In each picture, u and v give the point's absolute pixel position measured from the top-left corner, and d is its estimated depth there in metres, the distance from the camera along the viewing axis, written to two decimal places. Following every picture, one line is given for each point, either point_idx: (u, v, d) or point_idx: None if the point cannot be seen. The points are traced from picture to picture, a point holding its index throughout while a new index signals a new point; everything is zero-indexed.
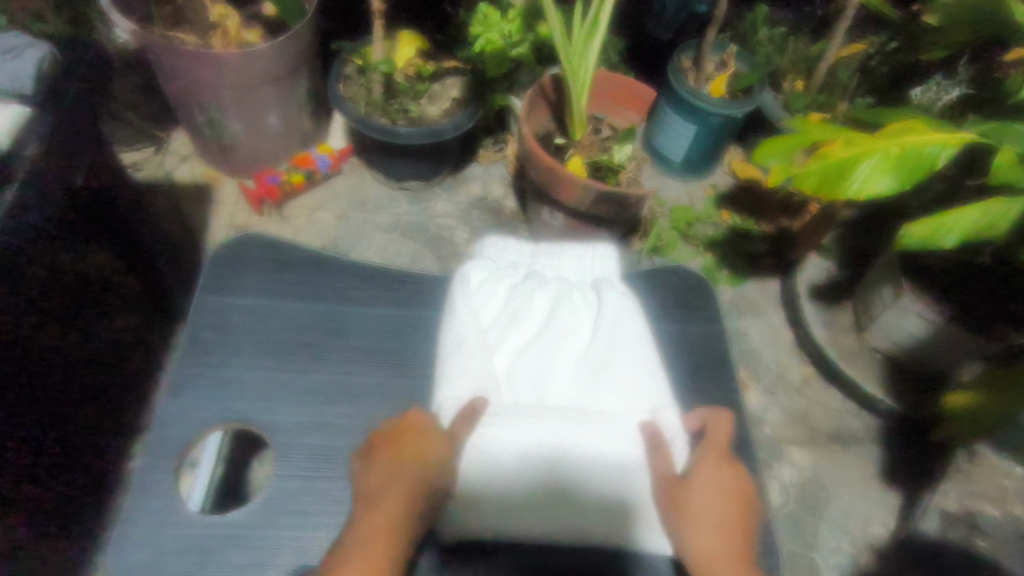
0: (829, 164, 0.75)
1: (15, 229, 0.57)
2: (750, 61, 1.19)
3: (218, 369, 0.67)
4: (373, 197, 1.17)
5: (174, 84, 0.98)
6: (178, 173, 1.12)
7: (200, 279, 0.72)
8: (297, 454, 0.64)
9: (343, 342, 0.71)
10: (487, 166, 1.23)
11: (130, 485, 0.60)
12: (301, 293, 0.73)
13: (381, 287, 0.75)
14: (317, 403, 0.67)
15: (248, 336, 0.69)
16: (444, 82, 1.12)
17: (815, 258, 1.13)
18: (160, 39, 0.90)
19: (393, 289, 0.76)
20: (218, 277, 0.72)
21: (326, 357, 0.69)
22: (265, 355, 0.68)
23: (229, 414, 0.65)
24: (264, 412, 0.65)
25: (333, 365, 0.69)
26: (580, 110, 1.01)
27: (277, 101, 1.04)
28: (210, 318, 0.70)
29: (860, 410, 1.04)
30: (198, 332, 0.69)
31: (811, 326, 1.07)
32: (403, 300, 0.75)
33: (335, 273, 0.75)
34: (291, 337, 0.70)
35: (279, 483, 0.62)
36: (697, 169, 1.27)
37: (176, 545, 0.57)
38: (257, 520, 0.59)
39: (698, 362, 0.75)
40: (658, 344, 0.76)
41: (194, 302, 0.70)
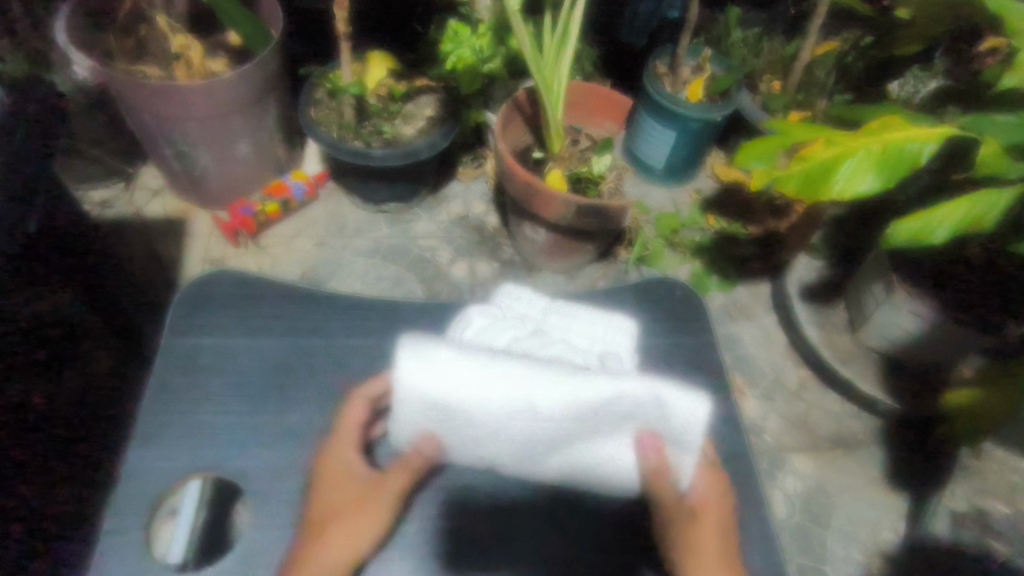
0: (811, 164, 0.74)
1: None
2: (725, 64, 1.17)
3: (187, 416, 0.64)
4: (351, 221, 1.14)
5: (139, 119, 0.95)
6: (150, 208, 1.09)
7: (167, 319, 0.69)
8: (274, 502, 0.61)
9: (318, 378, 0.68)
10: (467, 183, 1.21)
11: (96, 547, 0.57)
12: (273, 328, 0.70)
13: (357, 317, 0.73)
14: (293, 446, 0.64)
15: (219, 379, 0.66)
16: (418, 101, 1.10)
17: (803, 258, 1.12)
18: (120, 74, 0.88)
19: (370, 318, 0.73)
20: (186, 317, 0.69)
21: (300, 396, 0.67)
22: (239, 398, 0.65)
23: (203, 460, 0.62)
24: (241, 458, 0.62)
25: (308, 404, 0.66)
26: (557, 122, 0.99)
27: (246, 131, 1.01)
28: (180, 362, 0.67)
29: (860, 411, 1.02)
30: (165, 377, 0.66)
31: (805, 328, 1.05)
32: (381, 330, 0.72)
33: (310, 307, 0.72)
34: (263, 377, 0.67)
35: (254, 534, 0.59)
36: (680, 175, 1.25)
37: None
38: None
39: (688, 377, 0.73)
40: (650, 361, 0.74)
41: (161, 345, 0.67)
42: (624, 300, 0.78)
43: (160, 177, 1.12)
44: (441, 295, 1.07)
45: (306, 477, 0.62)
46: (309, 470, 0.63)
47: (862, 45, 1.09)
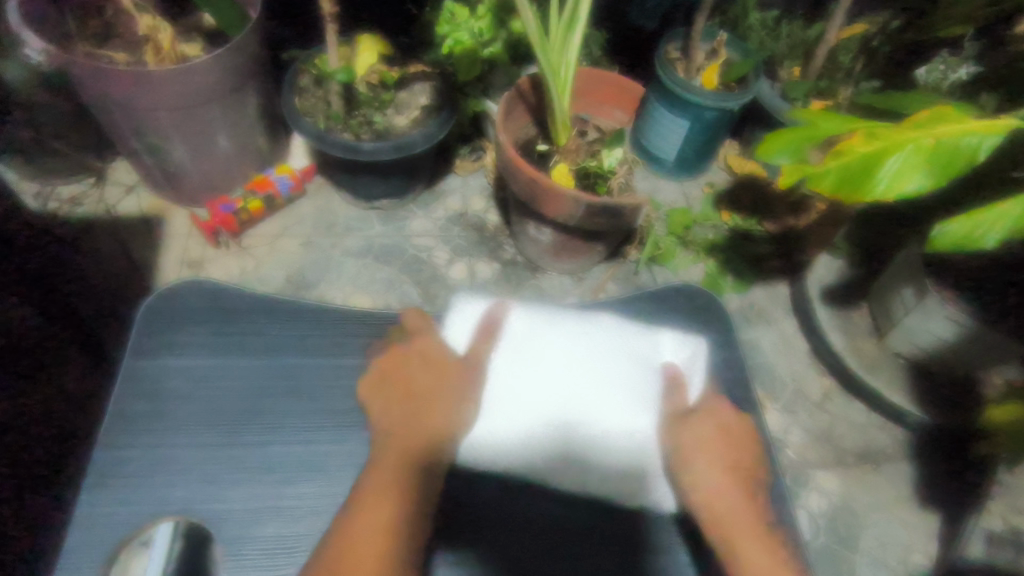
0: (850, 161, 0.66)
1: None
2: (742, 48, 1.09)
3: (151, 450, 0.56)
4: (341, 219, 1.06)
5: (106, 110, 0.87)
6: (122, 206, 1.01)
7: (130, 337, 0.62)
8: (250, 549, 0.53)
9: (302, 404, 0.60)
10: (465, 177, 1.13)
11: None
12: (250, 346, 0.62)
13: (345, 332, 0.65)
14: (273, 483, 0.56)
15: (189, 406, 0.59)
16: (411, 88, 1.01)
17: (824, 256, 1.05)
18: (79, 59, 0.79)
19: (359, 334, 0.65)
20: (152, 334, 0.62)
21: (280, 425, 0.59)
22: (210, 428, 0.58)
23: (168, 502, 0.54)
24: (212, 499, 0.55)
25: (290, 434, 0.59)
26: (563, 112, 0.91)
27: (225, 121, 0.93)
28: (144, 387, 0.59)
29: (886, 422, 0.96)
30: (127, 405, 0.58)
31: (828, 333, 0.98)
32: (371, 347, 0.65)
33: (291, 321, 0.64)
34: (239, 404, 0.60)
35: None
36: (692, 168, 1.18)
37: None
38: None
39: None
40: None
41: (122, 367, 0.60)
42: (640, 311, 0.71)
43: (134, 172, 1.03)
44: (439, 299, 0.99)
45: (287, 519, 0.55)
46: (290, 511, 0.55)
47: (890, 28, 1.01)
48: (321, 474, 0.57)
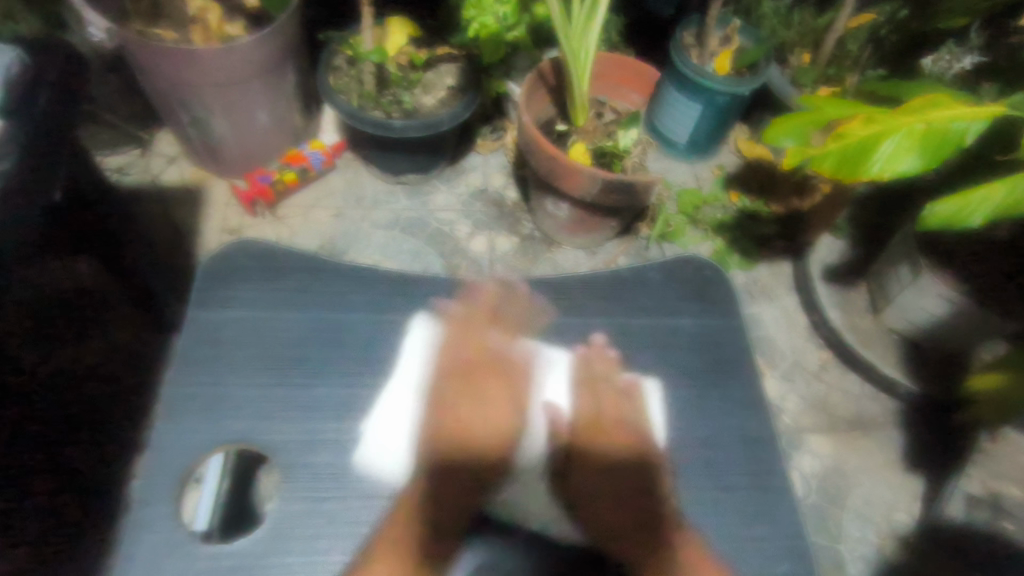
0: (849, 143, 0.72)
1: None
2: (754, 36, 1.14)
3: (213, 388, 0.64)
4: (369, 193, 1.13)
5: (157, 85, 0.93)
6: (166, 176, 1.08)
7: (191, 291, 0.69)
8: (302, 475, 0.61)
9: (345, 353, 0.68)
10: (486, 155, 1.19)
11: (128, 518, 0.57)
12: (294, 301, 0.69)
13: (382, 291, 0.72)
14: (321, 420, 0.64)
15: (246, 352, 0.66)
16: (439, 69, 1.07)
17: (827, 237, 1.10)
18: (136, 37, 0.85)
19: (394, 293, 0.72)
20: (211, 289, 0.69)
21: (326, 371, 0.66)
22: (264, 372, 0.65)
23: (228, 433, 0.62)
24: (268, 431, 0.62)
25: (335, 379, 0.66)
26: (582, 95, 0.96)
27: (265, 98, 0.99)
28: (204, 335, 0.66)
29: (879, 393, 1.02)
30: (192, 350, 0.65)
31: (826, 309, 1.04)
32: (406, 304, 0.71)
33: (331, 281, 0.71)
34: (289, 351, 0.67)
35: (283, 506, 0.59)
36: (703, 150, 1.23)
37: None
38: (266, 549, 0.57)
39: (714, 360, 0.72)
40: (675, 341, 0.73)
41: (186, 316, 0.67)
42: (648, 280, 0.77)
43: (176, 144, 1.10)
44: (461, 269, 1.06)
45: (335, 451, 0.62)
46: (337, 444, 0.63)
47: (899, 18, 1.05)
48: (363, 414, 0.65)
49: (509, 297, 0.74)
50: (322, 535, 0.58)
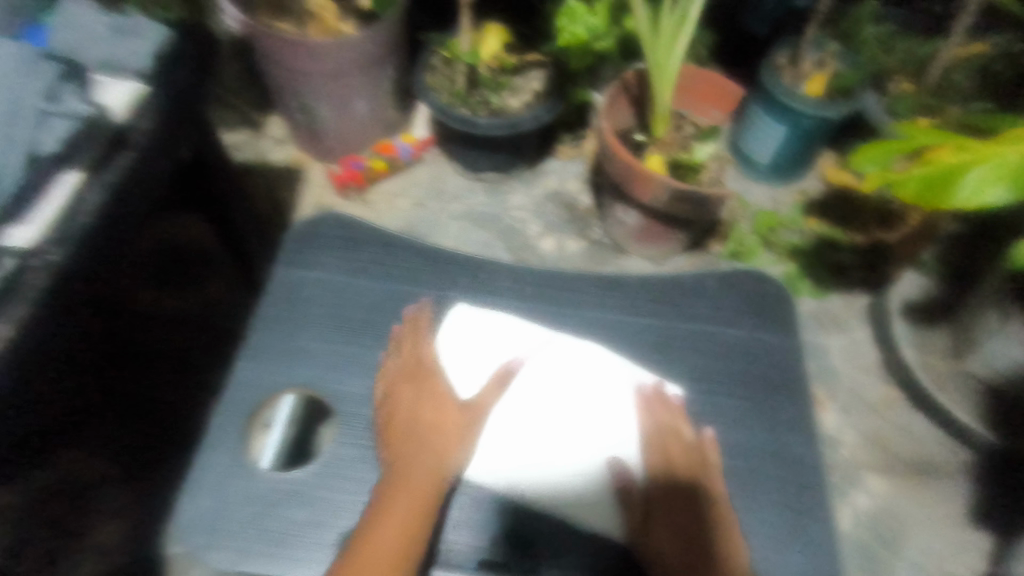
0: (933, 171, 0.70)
1: (121, 197, 0.59)
2: (852, 61, 1.10)
3: (290, 338, 0.71)
4: (450, 187, 1.19)
5: (275, 71, 1.04)
6: (273, 155, 1.19)
7: (282, 251, 0.76)
8: (358, 424, 0.66)
9: (410, 322, 0.73)
10: (565, 161, 1.23)
11: (204, 436, 0.64)
12: (368, 271, 0.75)
13: (449, 270, 0.77)
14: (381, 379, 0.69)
15: (323, 310, 0.73)
16: (527, 75, 1.12)
17: (911, 275, 1.05)
18: (263, 27, 0.96)
19: (461, 273, 0.77)
20: (299, 251, 0.76)
21: (392, 336, 0.72)
22: (335, 328, 0.72)
23: (296, 377, 0.68)
24: (332, 381, 0.69)
25: (399, 344, 0.72)
26: (663, 106, 0.98)
27: (366, 91, 1.08)
28: (287, 289, 0.74)
29: (950, 440, 0.96)
30: (277, 302, 0.73)
31: (901, 346, 1.00)
32: (470, 285, 0.76)
33: (403, 257, 0.77)
34: (360, 314, 0.73)
35: (338, 449, 0.65)
36: (786, 174, 1.21)
37: (242, 497, 0.61)
38: (318, 482, 0.63)
39: (765, 374, 0.72)
40: (726, 351, 0.73)
41: (274, 273, 0.75)
42: (706, 289, 0.78)
43: (285, 128, 1.21)
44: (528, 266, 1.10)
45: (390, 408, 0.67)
46: None
47: (1012, 51, 1.00)
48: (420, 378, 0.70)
49: (565, 290, 0.77)
50: (369, 478, 0.63)
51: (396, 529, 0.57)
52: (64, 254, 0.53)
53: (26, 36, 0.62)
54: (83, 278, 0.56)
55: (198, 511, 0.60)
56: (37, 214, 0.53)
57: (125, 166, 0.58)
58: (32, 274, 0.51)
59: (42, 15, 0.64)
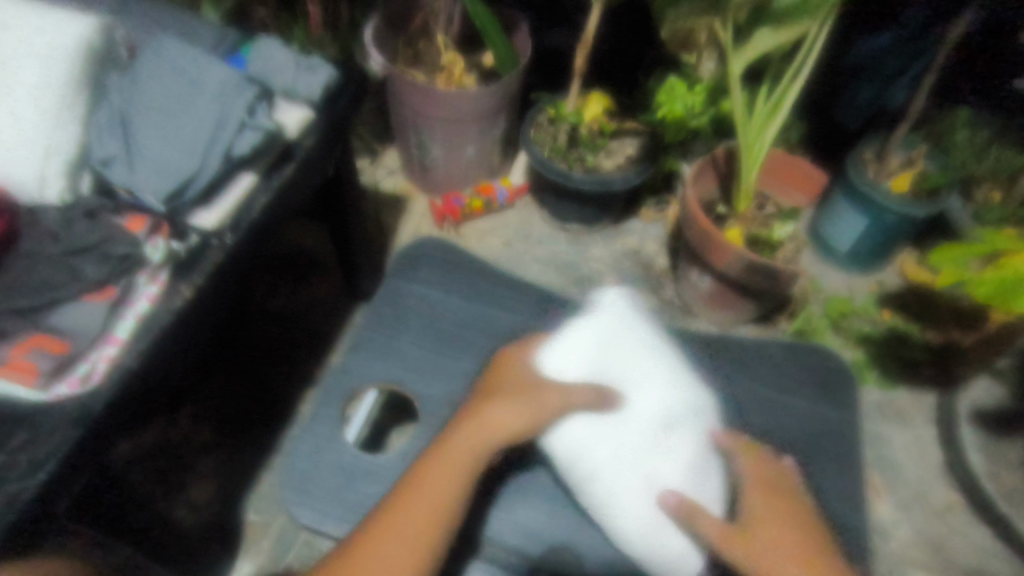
0: (1010, 277, 0.72)
1: (281, 200, 0.70)
2: (942, 163, 1.14)
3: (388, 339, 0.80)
4: (537, 232, 1.29)
5: (402, 111, 1.18)
6: (385, 184, 1.33)
7: (392, 264, 0.87)
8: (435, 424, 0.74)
9: (495, 343, 0.81)
10: (647, 223, 1.30)
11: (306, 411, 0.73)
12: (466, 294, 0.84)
13: (534, 302, 0.85)
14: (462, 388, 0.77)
15: (418, 319, 0.82)
16: (623, 140, 1.22)
17: (983, 380, 1.03)
18: (400, 73, 1.11)
19: (545, 306, 0.85)
20: (406, 265, 0.86)
21: (476, 352, 0.80)
22: (428, 337, 0.80)
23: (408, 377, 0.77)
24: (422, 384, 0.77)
25: (481, 360, 0.80)
26: (748, 182, 1.04)
27: (476, 137, 1.21)
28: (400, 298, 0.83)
29: (1011, 555, 0.94)
30: (381, 306, 0.83)
31: (966, 450, 0.99)
32: (552, 318, 0.84)
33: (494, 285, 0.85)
34: (451, 329, 0.82)
35: (416, 443, 0.73)
36: (864, 263, 1.23)
37: (330, 468, 0.69)
38: (397, 467, 0.71)
39: (819, 445, 0.75)
40: (782, 417, 0.77)
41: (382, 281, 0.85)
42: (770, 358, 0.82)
43: (398, 161, 1.35)
44: None
45: None
46: None
47: None
48: None
49: None
50: None
51: (419, 510, 0.57)
52: (237, 238, 0.64)
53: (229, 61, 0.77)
54: (244, 259, 0.67)
55: (292, 473, 0.68)
56: (220, 201, 0.64)
57: (291, 173, 0.71)
58: (212, 252, 0.62)
59: (241, 46, 0.78)
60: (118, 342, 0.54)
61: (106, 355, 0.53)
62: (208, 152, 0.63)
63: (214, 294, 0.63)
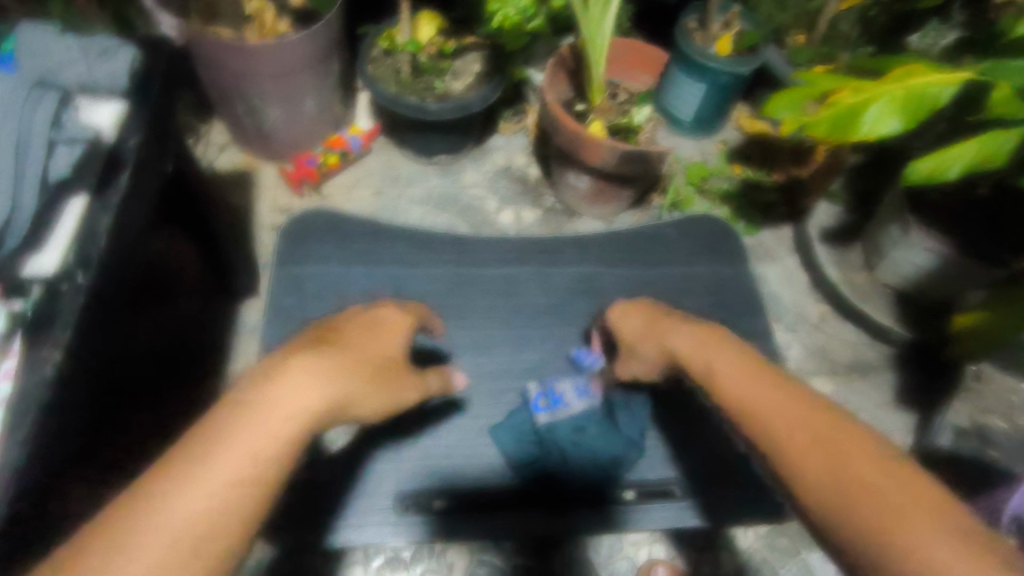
0: (840, 110, 0.79)
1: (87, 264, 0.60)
2: (752, 21, 1.23)
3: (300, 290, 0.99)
4: (405, 172, 1.22)
5: (216, 77, 1.03)
6: (220, 162, 1.19)
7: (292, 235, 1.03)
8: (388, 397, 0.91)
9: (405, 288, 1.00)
10: (509, 137, 1.28)
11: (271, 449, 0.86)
12: (378, 261, 1.02)
13: (422, 248, 1.05)
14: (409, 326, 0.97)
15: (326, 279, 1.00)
16: (466, 58, 1.18)
17: (824, 204, 1.21)
18: (203, 36, 0.96)
19: (437, 248, 1.05)
20: (297, 241, 1.03)
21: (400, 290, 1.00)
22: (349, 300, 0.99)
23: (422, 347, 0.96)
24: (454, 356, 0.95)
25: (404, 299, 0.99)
26: (597, 77, 1.07)
27: (312, 87, 1.09)
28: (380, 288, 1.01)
29: (875, 341, 1.13)
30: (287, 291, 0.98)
31: (825, 268, 1.15)
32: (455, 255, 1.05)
33: (409, 243, 1.05)
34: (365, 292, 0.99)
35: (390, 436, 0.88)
36: (707, 126, 1.33)
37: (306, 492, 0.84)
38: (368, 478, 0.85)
39: (708, 306, 1.03)
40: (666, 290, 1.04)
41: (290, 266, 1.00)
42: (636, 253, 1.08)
43: (227, 132, 1.21)
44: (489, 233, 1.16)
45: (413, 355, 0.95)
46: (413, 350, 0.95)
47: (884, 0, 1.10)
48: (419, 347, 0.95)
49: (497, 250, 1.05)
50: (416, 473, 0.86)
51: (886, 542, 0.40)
52: (92, 277, 0.59)
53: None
54: (106, 289, 0.63)
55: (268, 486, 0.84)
56: (54, 238, 0.59)
57: (85, 209, 0.61)
58: (63, 298, 0.58)
59: None
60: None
61: None
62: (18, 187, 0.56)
63: (88, 342, 0.61)
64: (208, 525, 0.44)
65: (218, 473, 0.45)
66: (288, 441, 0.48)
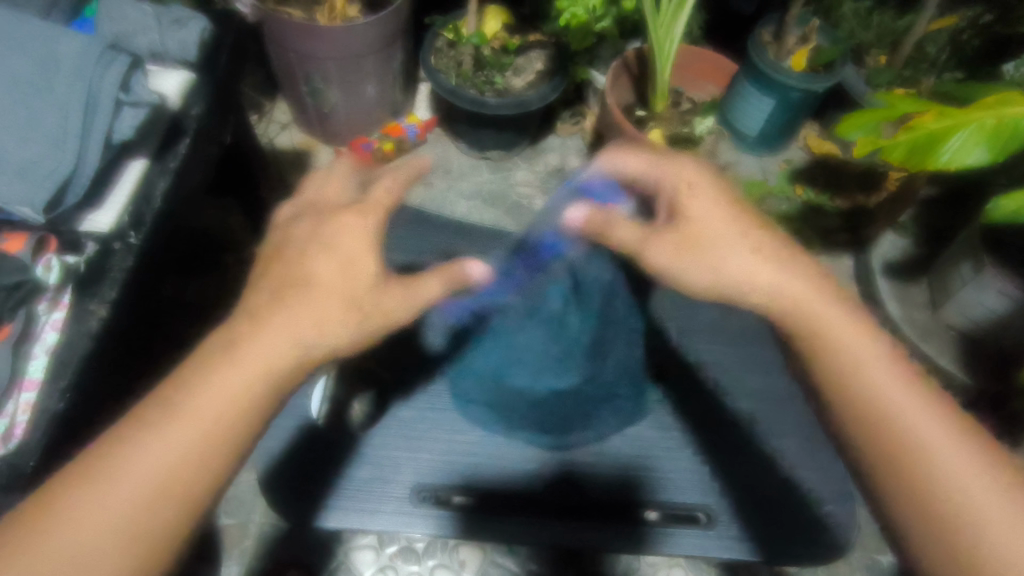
0: (918, 135, 0.75)
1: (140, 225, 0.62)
2: (831, 36, 1.17)
3: None
4: (457, 164, 1.23)
5: (283, 56, 1.05)
6: (280, 140, 1.22)
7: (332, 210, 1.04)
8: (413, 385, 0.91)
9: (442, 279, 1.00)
10: (565, 138, 1.27)
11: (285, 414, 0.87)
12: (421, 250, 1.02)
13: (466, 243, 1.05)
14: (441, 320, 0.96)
15: None
16: (529, 55, 1.16)
17: (890, 234, 1.14)
18: (274, 15, 0.98)
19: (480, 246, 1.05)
20: None
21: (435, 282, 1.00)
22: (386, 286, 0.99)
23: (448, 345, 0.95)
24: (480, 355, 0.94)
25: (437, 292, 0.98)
26: (661, 84, 1.04)
27: (375, 73, 1.10)
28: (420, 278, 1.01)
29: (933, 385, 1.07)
30: None
31: (885, 301, 1.09)
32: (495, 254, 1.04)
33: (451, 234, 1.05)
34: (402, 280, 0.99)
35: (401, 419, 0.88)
36: (771, 143, 1.28)
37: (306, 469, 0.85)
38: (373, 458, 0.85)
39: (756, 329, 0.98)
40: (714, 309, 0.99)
41: None
42: None
43: (289, 112, 1.24)
44: None
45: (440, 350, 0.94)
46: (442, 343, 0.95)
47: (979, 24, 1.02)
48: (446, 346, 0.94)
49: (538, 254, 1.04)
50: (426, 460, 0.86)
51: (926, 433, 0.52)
52: (141, 237, 0.63)
53: (78, 27, 0.68)
54: (156, 249, 0.66)
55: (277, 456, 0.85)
56: (111, 198, 0.61)
57: (141, 171, 0.63)
58: (117, 256, 0.61)
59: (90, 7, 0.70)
60: (37, 384, 0.55)
61: (25, 403, 0.54)
62: (83, 142, 0.58)
63: (128, 301, 0.63)
64: (181, 458, 0.48)
65: (200, 409, 0.50)
66: (253, 387, 0.52)
